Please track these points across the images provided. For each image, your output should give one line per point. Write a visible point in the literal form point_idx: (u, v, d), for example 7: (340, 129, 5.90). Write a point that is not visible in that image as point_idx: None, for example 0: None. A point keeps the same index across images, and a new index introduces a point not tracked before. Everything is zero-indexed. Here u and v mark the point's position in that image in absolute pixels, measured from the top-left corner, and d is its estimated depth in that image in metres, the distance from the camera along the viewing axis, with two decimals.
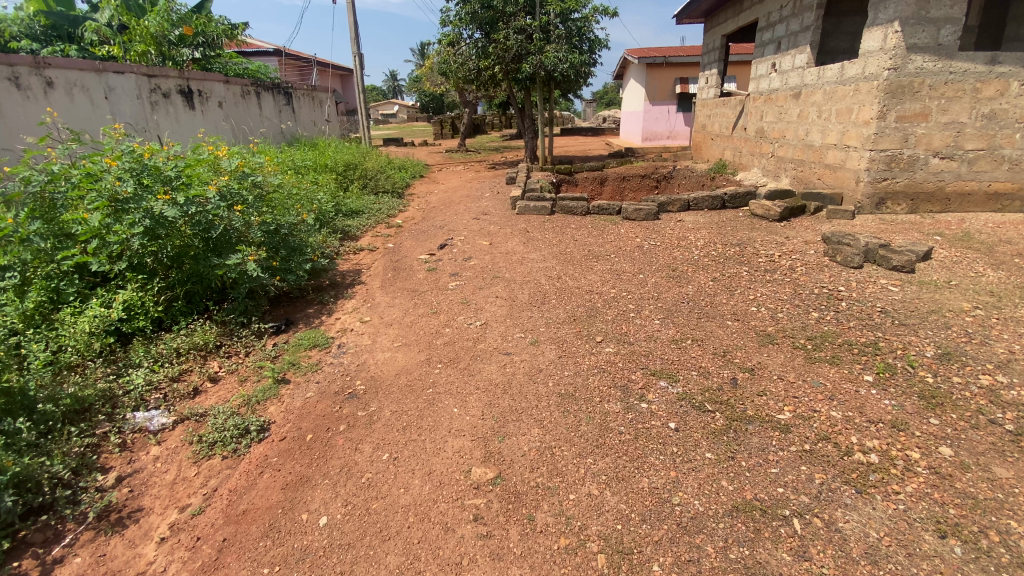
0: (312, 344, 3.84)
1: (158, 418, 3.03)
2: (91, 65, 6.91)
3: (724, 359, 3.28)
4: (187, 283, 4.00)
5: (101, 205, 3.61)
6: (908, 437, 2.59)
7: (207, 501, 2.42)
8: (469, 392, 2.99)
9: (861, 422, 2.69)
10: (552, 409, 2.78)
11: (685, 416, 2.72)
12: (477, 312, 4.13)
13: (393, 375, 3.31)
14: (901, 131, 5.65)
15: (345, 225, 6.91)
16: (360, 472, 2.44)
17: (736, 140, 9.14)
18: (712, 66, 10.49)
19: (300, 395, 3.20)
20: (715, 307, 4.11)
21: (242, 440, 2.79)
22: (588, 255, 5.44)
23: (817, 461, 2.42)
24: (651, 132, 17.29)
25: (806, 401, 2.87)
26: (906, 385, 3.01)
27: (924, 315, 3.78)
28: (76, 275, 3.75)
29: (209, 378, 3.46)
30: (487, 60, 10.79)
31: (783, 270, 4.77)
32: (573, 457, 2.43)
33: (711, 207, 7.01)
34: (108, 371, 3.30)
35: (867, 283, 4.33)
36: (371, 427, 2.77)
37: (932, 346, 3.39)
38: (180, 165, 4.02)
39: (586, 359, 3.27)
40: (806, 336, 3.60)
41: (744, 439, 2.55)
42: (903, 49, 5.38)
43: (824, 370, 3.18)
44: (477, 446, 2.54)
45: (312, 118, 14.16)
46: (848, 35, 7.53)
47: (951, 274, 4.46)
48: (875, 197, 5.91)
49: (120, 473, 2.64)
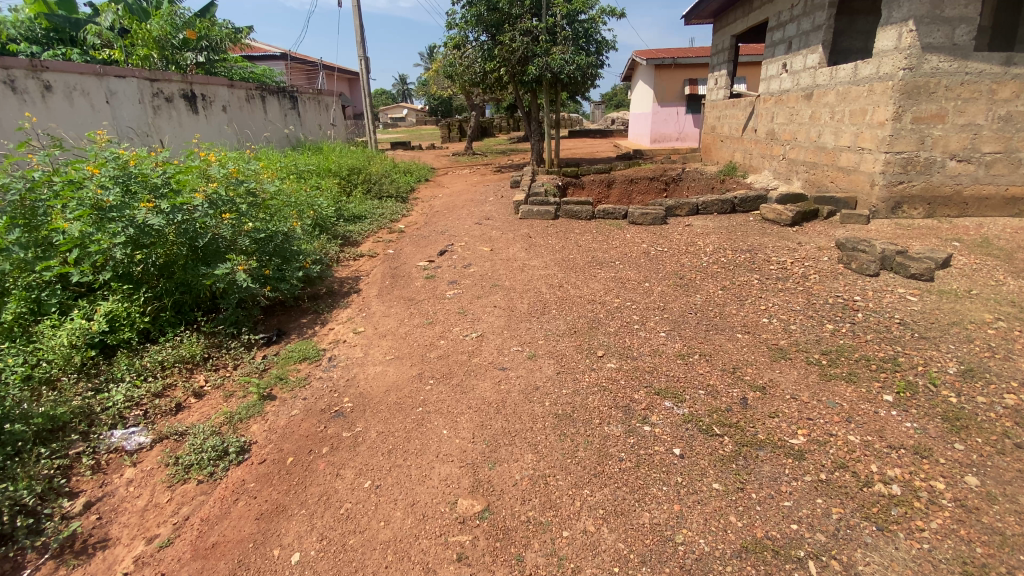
0: (302, 357, 3.69)
1: (136, 436, 2.90)
2: (92, 70, 6.86)
3: (733, 376, 3.10)
4: (175, 293, 3.88)
5: (83, 214, 3.49)
6: (932, 465, 2.38)
7: (176, 531, 2.28)
8: (460, 412, 2.82)
9: (882, 448, 2.49)
10: (548, 432, 2.60)
11: (690, 440, 2.53)
12: (475, 323, 3.96)
13: (383, 391, 3.14)
14: (917, 133, 5.42)
15: (346, 230, 6.79)
16: (339, 502, 2.28)
17: (746, 142, 8.92)
18: (721, 67, 10.31)
19: (284, 413, 3.04)
20: (723, 318, 3.91)
21: (220, 463, 2.64)
22: (591, 261, 5.26)
23: (833, 493, 2.22)
24: (659, 134, 17.07)
25: (822, 424, 2.67)
26: (928, 406, 2.80)
27: (945, 327, 3.57)
28: (59, 286, 3.65)
29: (194, 393, 3.32)
30: (493, 63, 10.63)
31: (795, 278, 4.57)
32: (569, 488, 2.25)
33: (721, 211, 6.79)
34: (87, 387, 3.17)
35: (884, 293, 4.12)
36: (355, 450, 2.61)
37: (954, 361, 3.17)
38: (168, 171, 3.90)
39: (586, 376, 3.08)
40: (821, 351, 3.40)
41: (754, 467, 2.37)
42: (918, 48, 5.15)
43: (840, 389, 2.97)
44: (466, 473, 2.37)
45: (317, 122, 14.07)
46: (861, 34, 7.30)
47: (971, 282, 4.24)
48: (891, 201, 5.68)
49: (89, 499, 2.52)
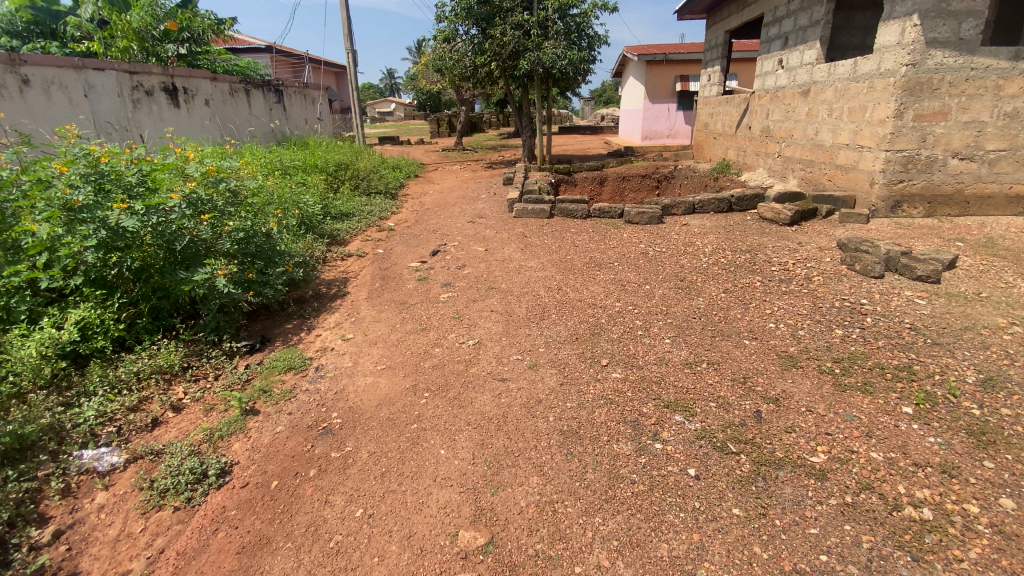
0: (287, 367, 3.47)
1: (108, 457, 2.67)
2: (70, 62, 6.56)
3: (744, 388, 2.94)
4: (153, 298, 3.65)
5: (51, 215, 3.25)
6: (962, 485, 2.24)
7: (150, 566, 2.08)
8: (458, 430, 2.63)
9: (907, 466, 2.35)
10: (554, 451, 2.43)
11: (705, 459, 2.37)
12: (471, 329, 3.77)
13: (374, 406, 2.94)
14: (918, 131, 5.31)
15: (334, 229, 6.55)
16: (328, 534, 2.09)
17: (741, 139, 8.80)
18: (715, 63, 10.07)
19: (269, 430, 2.83)
20: (729, 324, 3.75)
21: (199, 487, 2.44)
22: (589, 263, 5.09)
23: (861, 518, 2.08)
24: (651, 131, 16.93)
25: (841, 439, 2.53)
26: (950, 419, 2.67)
27: (957, 332, 3.45)
28: (28, 291, 3.41)
29: (172, 407, 3.10)
30: (484, 57, 10.34)
31: (799, 280, 4.43)
32: (579, 516, 2.09)
33: (718, 210, 6.65)
34: (57, 402, 2.93)
35: (892, 295, 4.00)
36: (345, 473, 2.42)
37: (973, 370, 3.05)
38: (143, 169, 3.65)
39: (591, 388, 2.91)
40: (833, 358, 3.25)
41: (776, 490, 2.21)
42: (922, 43, 5.04)
43: (856, 401, 2.83)
44: (467, 500, 2.19)
45: (303, 116, 13.70)
46: (859, 30, 7.19)
47: (980, 285, 4.12)
48: (891, 200, 5.58)
49: (58, 527, 2.30)
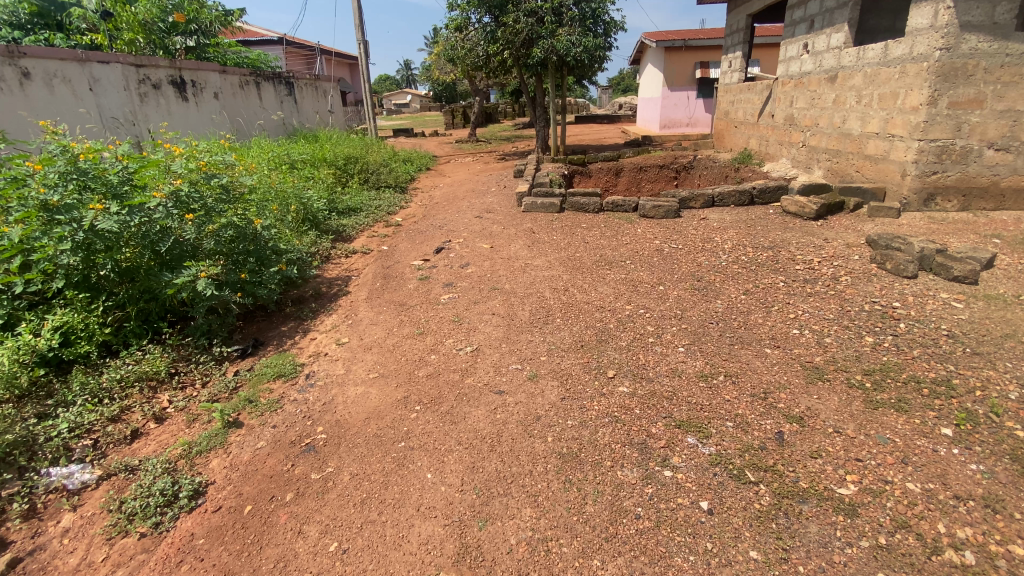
0: (276, 374, 3.29)
1: (79, 474, 2.51)
2: (72, 55, 6.45)
3: (764, 405, 2.67)
4: (140, 300, 3.52)
5: (27, 216, 3.09)
6: (1007, 523, 1.97)
7: None
8: (448, 451, 2.42)
9: (947, 500, 2.08)
10: (550, 478, 2.21)
11: (719, 490, 2.13)
12: (470, 334, 3.55)
13: (361, 420, 2.75)
14: (953, 119, 4.91)
15: (338, 225, 6.36)
16: (296, 571, 1.90)
17: (763, 128, 8.40)
18: (735, 49, 9.65)
19: (249, 446, 2.66)
20: (749, 329, 3.48)
21: (168, 511, 2.26)
22: (600, 261, 4.84)
23: (896, 565, 1.82)
24: (669, 120, 16.46)
25: (873, 467, 2.26)
26: (994, 442, 2.38)
27: (999, 341, 3.12)
28: (9, 293, 3.27)
29: (153, 418, 2.94)
30: (496, 45, 10.03)
31: (825, 281, 4.12)
32: (574, 556, 1.87)
33: (739, 203, 6.31)
34: (31, 413, 2.79)
35: (926, 298, 3.67)
36: (322, 498, 2.24)
37: (1017, 385, 2.74)
38: (128, 166, 3.48)
39: (594, 405, 2.66)
40: (863, 371, 2.95)
41: (799, 528, 1.96)
42: (957, 26, 4.64)
43: (889, 420, 2.55)
44: (450, 536, 1.98)
45: (315, 108, 13.55)
46: (889, 12, 6.74)
47: (1021, 285, 3.77)
48: (924, 192, 5.18)
49: (16, 554, 2.15)
